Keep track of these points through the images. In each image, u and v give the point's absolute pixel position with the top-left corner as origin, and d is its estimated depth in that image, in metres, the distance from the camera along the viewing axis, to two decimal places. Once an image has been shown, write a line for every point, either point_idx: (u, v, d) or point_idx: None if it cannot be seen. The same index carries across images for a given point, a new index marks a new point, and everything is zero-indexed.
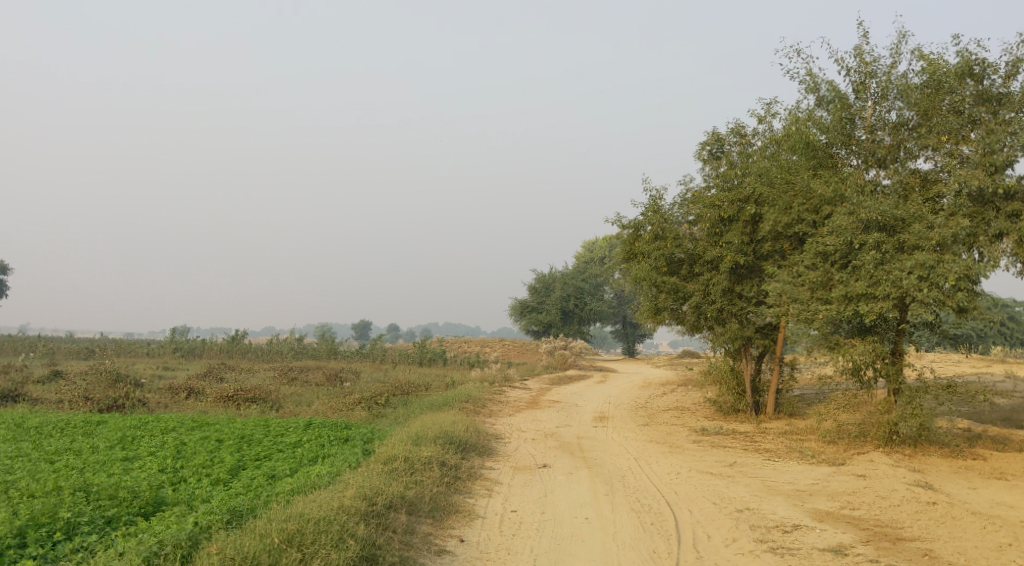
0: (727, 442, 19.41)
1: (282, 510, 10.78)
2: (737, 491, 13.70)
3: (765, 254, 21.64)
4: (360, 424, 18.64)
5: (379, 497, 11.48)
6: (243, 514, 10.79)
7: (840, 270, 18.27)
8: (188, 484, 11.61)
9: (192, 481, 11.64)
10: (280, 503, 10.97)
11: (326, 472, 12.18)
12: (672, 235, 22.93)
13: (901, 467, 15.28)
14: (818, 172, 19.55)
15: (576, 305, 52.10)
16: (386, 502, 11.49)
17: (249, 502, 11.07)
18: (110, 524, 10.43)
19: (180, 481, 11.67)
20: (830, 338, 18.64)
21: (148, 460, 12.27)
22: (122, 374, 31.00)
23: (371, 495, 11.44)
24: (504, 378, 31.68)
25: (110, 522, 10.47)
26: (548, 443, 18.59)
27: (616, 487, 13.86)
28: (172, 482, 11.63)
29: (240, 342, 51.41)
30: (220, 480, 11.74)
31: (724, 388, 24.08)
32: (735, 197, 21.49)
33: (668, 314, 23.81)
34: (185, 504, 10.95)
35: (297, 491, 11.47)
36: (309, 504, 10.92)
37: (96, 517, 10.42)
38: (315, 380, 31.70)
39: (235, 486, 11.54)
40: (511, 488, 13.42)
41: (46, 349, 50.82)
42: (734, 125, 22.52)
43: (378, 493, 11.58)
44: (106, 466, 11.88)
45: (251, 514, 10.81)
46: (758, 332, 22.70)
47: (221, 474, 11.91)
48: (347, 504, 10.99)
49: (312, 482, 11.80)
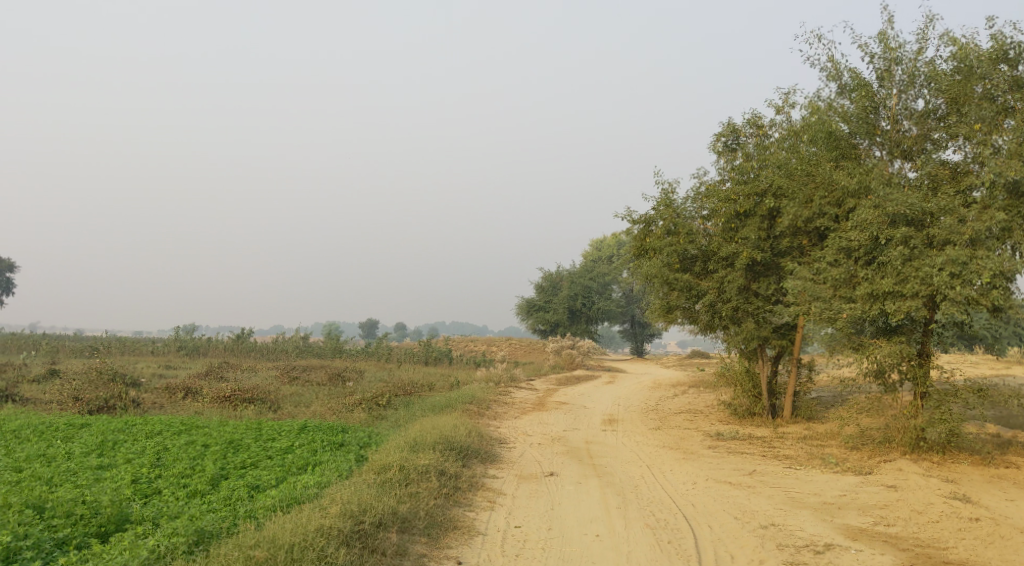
0: (744, 447, 18.47)
1: (253, 534, 9.93)
2: (759, 503, 12.77)
3: (783, 250, 20.70)
4: (358, 427, 17.72)
5: (367, 514, 10.62)
6: (210, 536, 9.93)
7: (864, 266, 17.32)
8: (160, 497, 10.75)
9: (165, 495, 10.77)
10: (252, 526, 10.11)
11: (314, 484, 11.30)
12: (685, 231, 21.96)
13: (934, 477, 14.33)
14: (840, 164, 18.58)
15: (584, 304, 51.16)
16: (375, 520, 10.64)
17: (220, 521, 10.20)
18: (61, 547, 9.58)
19: (152, 494, 10.81)
20: (853, 339, 17.66)
21: (120, 470, 11.40)
22: (119, 373, 30.15)
23: (358, 512, 10.58)
24: (510, 378, 30.76)
25: (62, 544, 9.62)
26: (556, 449, 17.66)
27: (629, 500, 12.93)
28: (143, 495, 10.76)
29: (245, 341, 50.63)
30: (197, 492, 10.88)
31: (739, 390, 23.13)
32: (752, 191, 20.57)
33: (680, 312, 22.87)
34: (150, 523, 10.09)
35: (276, 508, 10.60)
36: (285, 525, 10.06)
37: (46, 539, 9.55)
38: (316, 380, 30.84)
39: (210, 501, 10.67)
40: (515, 500, 12.50)
41: (49, 348, 50.22)
42: (751, 116, 21.59)
43: (366, 510, 10.71)
44: (73, 477, 11.03)
45: (218, 536, 9.95)
46: (775, 332, 21.75)
47: (198, 486, 11.03)
48: (328, 525, 10.14)
49: (295, 496, 10.92)
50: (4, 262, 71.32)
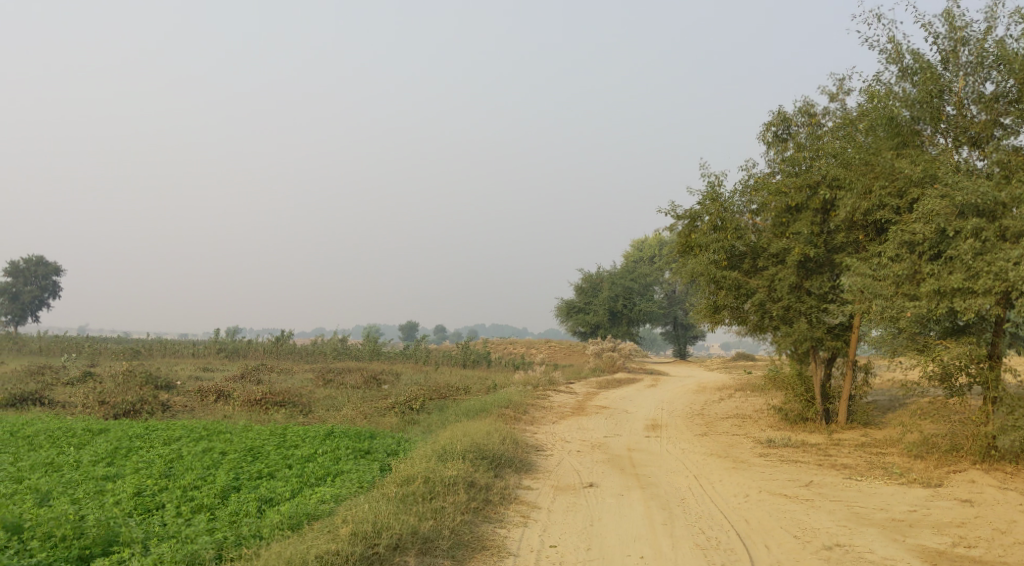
0: (797, 455, 17.28)
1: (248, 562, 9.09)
2: (821, 520, 11.68)
3: (838, 245, 19.53)
4: (387, 433, 16.86)
5: (382, 537, 9.76)
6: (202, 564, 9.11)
7: (929, 262, 16.10)
8: (160, 514, 9.96)
9: (165, 511, 9.98)
10: (249, 553, 9.27)
11: (328, 499, 10.42)
12: (732, 226, 20.85)
13: (1012, 490, 13.08)
14: (902, 153, 17.35)
15: (625, 305, 49.93)
16: (390, 543, 9.78)
17: (216, 544, 9.37)
18: None
19: (151, 511, 10.02)
20: (918, 339, 16.46)
21: (124, 482, 10.65)
22: (153, 375, 29.71)
23: (371, 535, 9.73)
24: (549, 381, 29.73)
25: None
26: (596, 457, 16.63)
27: (675, 515, 11.90)
28: (143, 511, 9.99)
29: (284, 343, 50.28)
30: (201, 508, 10.07)
31: (790, 394, 21.86)
32: (804, 183, 19.41)
33: (727, 312, 21.69)
34: (140, 546, 9.29)
35: (281, 529, 9.74)
36: (284, 551, 9.21)
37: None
38: (351, 382, 30.17)
39: (212, 519, 9.85)
40: (551, 515, 11.52)
41: (90, 350, 50.32)
42: (803, 104, 20.45)
43: (382, 531, 9.86)
44: (71, 492, 10.29)
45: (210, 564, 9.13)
46: (829, 333, 20.41)
47: (204, 500, 10.23)
48: (333, 552, 9.28)
49: (305, 513, 10.06)
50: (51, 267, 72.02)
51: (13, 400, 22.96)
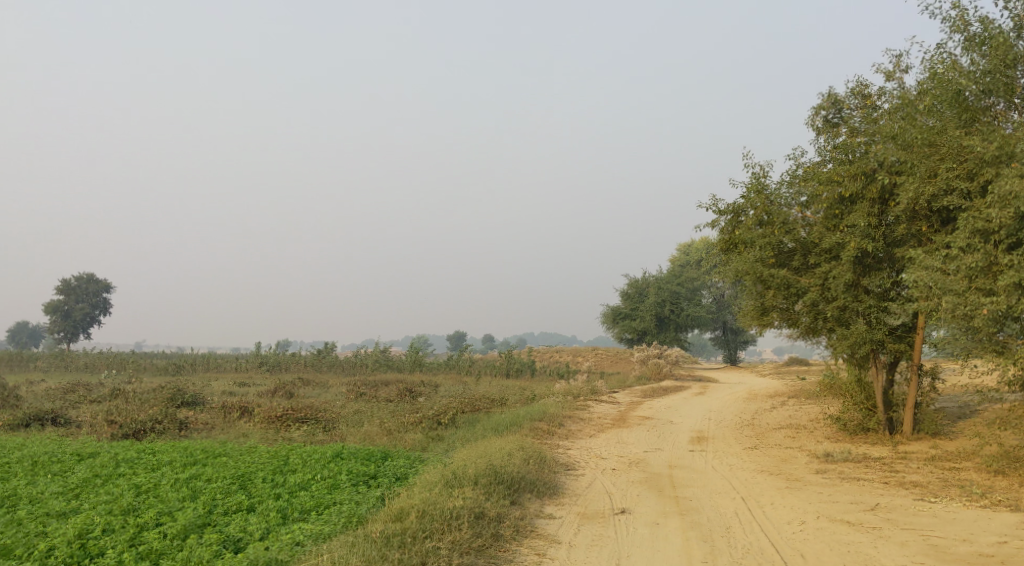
0: (860, 472, 15.45)
1: None
2: (892, 555, 10.05)
3: (899, 239, 17.71)
4: (404, 453, 15.41)
5: None
6: None
7: (1005, 252, 14.27)
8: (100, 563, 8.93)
9: (107, 560, 8.94)
10: None
11: (295, 545, 9.23)
12: (780, 220, 19.16)
13: None
14: (972, 131, 15.48)
15: (672, 311, 48.11)
16: None
17: None
18: None
19: (92, 559, 9.00)
20: (994, 340, 14.69)
21: (72, 521, 9.67)
22: (181, 390, 28.67)
23: None
24: (590, 390, 28.04)
25: None
26: (632, 476, 15.00)
27: (718, 549, 10.36)
28: (81, 559, 8.97)
29: (325, 357, 49.25)
30: (149, 555, 9.02)
31: (849, 402, 19.96)
32: (859, 170, 17.65)
33: (776, 314, 19.95)
34: None
35: None
36: None
37: None
38: (384, 395, 28.78)
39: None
40: (571, 551, 10.13)
41: (132, 367, 49.84)
42: (855, 85, 18.79)
43: None
44: (7, 537, 9.33)
45: None
46: (890, 335, 18.55)
47: (155, 543, 9.17)
48: None
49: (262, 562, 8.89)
50: (102, 285, 72.37)
51: (29, 419, 21.94)
